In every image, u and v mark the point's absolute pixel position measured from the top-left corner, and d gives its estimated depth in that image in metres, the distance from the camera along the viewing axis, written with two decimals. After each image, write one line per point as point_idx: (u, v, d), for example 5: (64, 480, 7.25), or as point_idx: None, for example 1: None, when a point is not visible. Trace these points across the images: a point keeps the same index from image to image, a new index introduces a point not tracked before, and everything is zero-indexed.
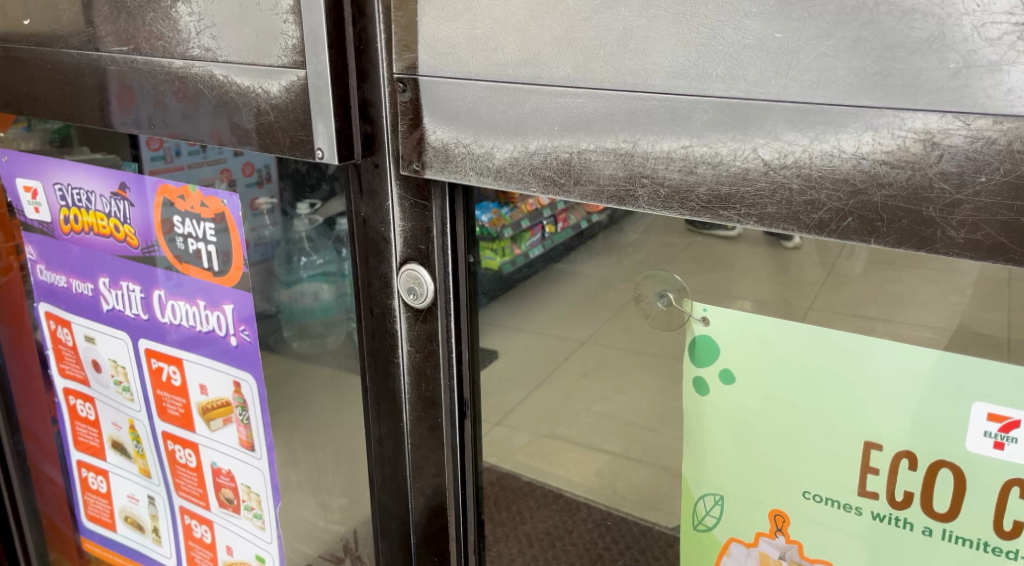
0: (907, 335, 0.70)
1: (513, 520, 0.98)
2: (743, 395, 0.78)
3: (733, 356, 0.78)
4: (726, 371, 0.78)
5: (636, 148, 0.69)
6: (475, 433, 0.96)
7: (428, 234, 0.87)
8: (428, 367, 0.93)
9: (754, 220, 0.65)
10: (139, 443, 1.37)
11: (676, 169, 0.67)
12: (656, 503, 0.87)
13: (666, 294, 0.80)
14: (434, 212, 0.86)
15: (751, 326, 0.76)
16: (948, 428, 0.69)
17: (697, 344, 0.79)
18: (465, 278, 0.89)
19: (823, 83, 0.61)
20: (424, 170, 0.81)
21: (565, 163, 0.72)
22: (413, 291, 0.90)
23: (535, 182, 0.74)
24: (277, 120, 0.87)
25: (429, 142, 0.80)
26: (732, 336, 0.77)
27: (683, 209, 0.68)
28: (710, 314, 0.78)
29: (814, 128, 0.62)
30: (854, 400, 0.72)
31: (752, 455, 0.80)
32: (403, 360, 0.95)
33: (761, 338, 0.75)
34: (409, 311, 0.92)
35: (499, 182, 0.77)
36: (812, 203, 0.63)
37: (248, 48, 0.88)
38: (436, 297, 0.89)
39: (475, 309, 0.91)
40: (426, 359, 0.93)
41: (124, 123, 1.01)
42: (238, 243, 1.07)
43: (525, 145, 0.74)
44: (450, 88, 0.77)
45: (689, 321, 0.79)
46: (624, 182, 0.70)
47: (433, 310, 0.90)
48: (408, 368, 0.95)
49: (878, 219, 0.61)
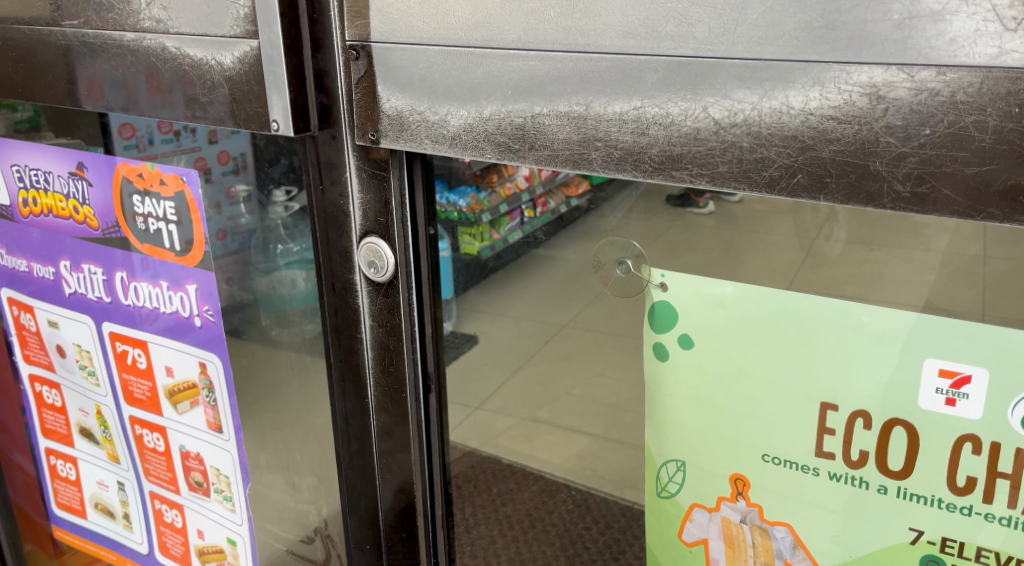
0: (882, 311, 0.69)
1: (494, 502, 0.97)
2: (702, 360, 0.78)
3: (693, 322, 0.77)
4: (685, 337, 0.78)
5: (589, 110, 0.68)
6: (441, 407, 0.95)
7: (387, 206, 0.86)
8: (392, 342, 0.92)
9: (706, 180, 0.66)
10: (106, 428, 1.35)
11: (629, 131, 0.67)
12: (635, 483, 0.87)
13: (624, 261, 0.80)
14: (392, 182, 0.85)
15: (708, 291, 0.76)
16: (904, 387, 0.69)
17: (656, 310, 0.79)
18: (426, 249, 0.88)
19: (771, 38, 0.60)
20: (380, 140, 0.81)
21: (519, 129, 0.72)
22: (373, 265, 0.89)
23: (490, 148, 0.74)
24: (231, 92, 0.87)
25: (383, 111, 0.79)
26: (689, 302, 0.77)
27: (637, 171, 0.68)
28: (669, 280, 0.77)
29: (763, 84, 0.61)
30: (812, 361, 0.72)
31: (714, 421, 0.80)
32: (366, 336, 0.93)
33: (717, 303, 0.75)
34: (370, 286, 0.91)
35: (455, 150, 0.76)
36: (762, 161, 0.63)
37: (199, 19, 0.86)
38: (396, 270, 0.88)
39: (437, 284, 0.90)
40: (390, 334, 0.91)
41: (80, 98, 0.99)
42: (201, 237, 1.06)
43: (479, 110, 0.73)
44: (403, 54, 0.76)
45: (648, 288, 0.79)
46: (578, 146, 0.70)
47: (394, 284, 0.89)
48: (371, 344, 0.93)
49: (826, 175, 0.61)
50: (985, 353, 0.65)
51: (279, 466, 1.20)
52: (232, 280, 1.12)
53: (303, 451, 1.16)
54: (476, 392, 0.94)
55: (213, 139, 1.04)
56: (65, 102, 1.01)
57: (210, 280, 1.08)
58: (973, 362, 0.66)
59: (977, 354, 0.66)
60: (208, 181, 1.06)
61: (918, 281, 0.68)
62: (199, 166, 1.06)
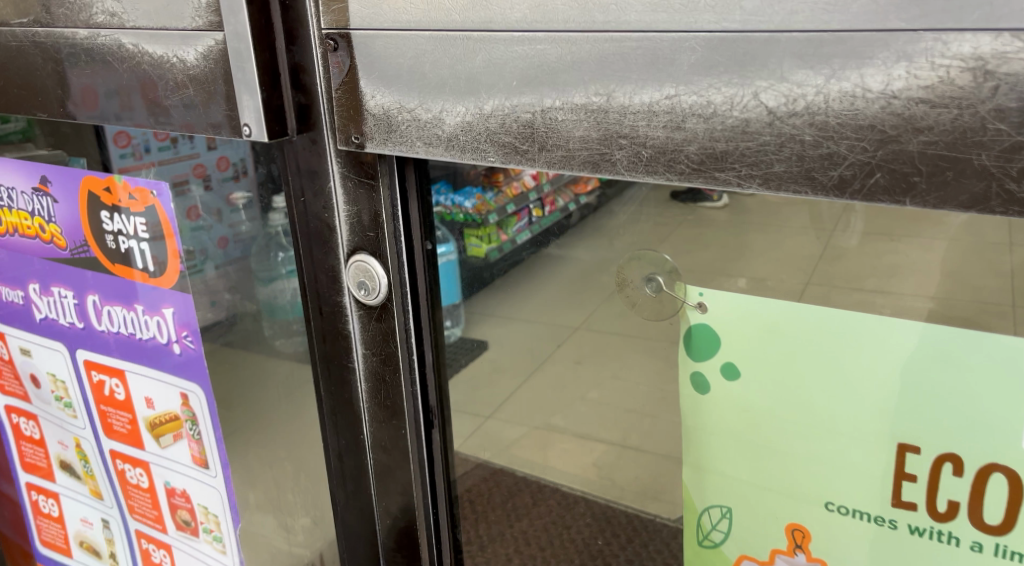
0: (905, 310, 0.59)
1: (508, 517, 0.85)
2: (750, 393, 0.67)
3: (738, 349, 0.66)
4: (729, 366, 0.67)
5: (611, 101, 0.57)
6: (445, 445, 0.84)
7: (377, 219, 0.75)
8: (388, 373, 0.80)
9: (758, 182, 0.54)
10: (87, 463, 1.24)
11: (661, 125, 0.56)
12: (657, 493, 0.75)
13: (654, 277, 0.68)
14: (382, 193, 0.74)
15: (755, 312, 0.64)
16: (941, 416, 0.59)
17: (694, 334, 0.68)
18: (423, 268, 0.77)
19: (841, 3, 0.49)
20: (365, 144, 0.70)
21: (527, 126, 0.60)
22: (364, 286, 0.77)
23: (493, 150, 0.63)
24: (196, 93, 0.76)
25: (368, 110, 0.68)
26: (733, 325, 0.65)
27: (670, 173, 0.56)
28: (708, 298, 0.66)
29: (830, 62, 0.50)
30: (886, 396, 0.61)
31: (766, 463, 0.68)
32: (359, 365, 0.82)
33: (768, 326, 0.64)
34: (361, 310, 0.79)
35: (452, 153, 0.65)
36: (829, 157, 0.52)
37: (157, 11, 0.75)
38: (391, 291, 0.77)
39: (438, 305, 0.79)
40: (386, 364, 0.80)
41: (69, 107, 0.85)
42: (176, 252, 0.95)
43: (479, 106, 0.62)
44: (388, 41, 0.65)
45: (683, 309, 0.68)
46: (599, 145, 0.58)
47: (388, 307, 0.78)
48: (365, 374, 0.82)
49: (913, 173, 0.50)
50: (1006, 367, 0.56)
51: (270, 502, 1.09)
52: (234, 289, 1.07)
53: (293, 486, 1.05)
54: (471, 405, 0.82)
55: (212, 145, 0.99)
56: (53, 112, 0.87)
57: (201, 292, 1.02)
58: (999, 380, 0.57)
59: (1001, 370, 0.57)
60: (209, 189, 1.03)
61: (983, 287, 0.57)
62: (197, 173, 1.02)
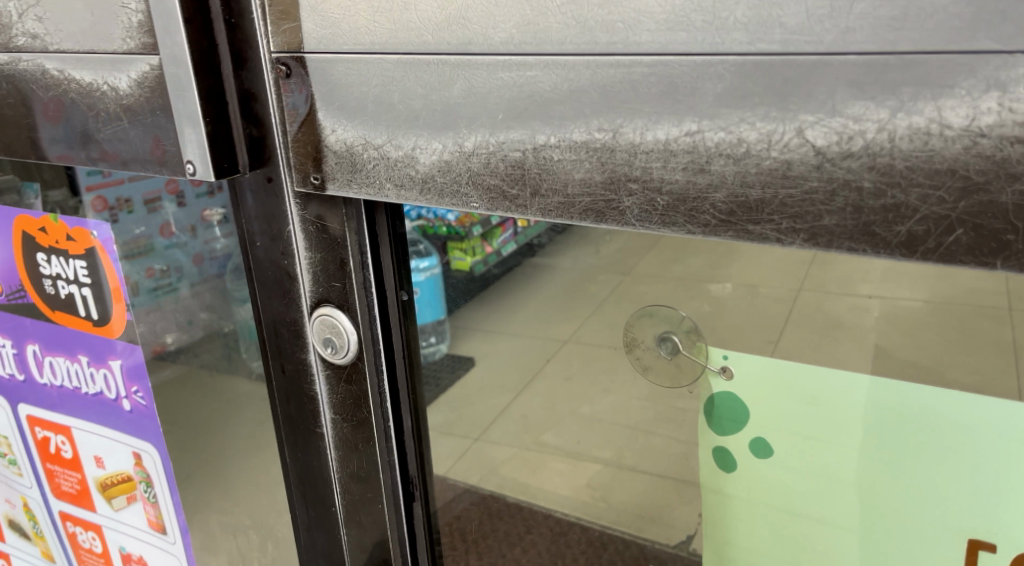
0: (984, 379, 0.49)
1: (493, 552, 0.73)
2: (786, 473, 0.58)
3: (773, 424, 0.57)
4: (762, 442, 0.58)
5: (619, 138, 0.48)
6: (429, 520, 0.73)
7: (343, 268, 0.65)
8: (361, 441, 0.71)
9: (803, 237, 0.45)
10: (37, 523, 1.13)
11: (679, 167, 0.47)
12: (655, 516, 0.64)
13: (669, 337, 0.58)
14: (349, 239, 0.64)
15: (795, 384, 0.55)
16: (902, 488, 0.54)
17: (719, 405, 0.58)
18: (399, 322, 0.67)
19: (914, 20, 0.41)
20: (326, 184, 0.61)
21: (517, 166, 0.52)
22: (330, 344, 0.68)
23: (477, 194, 0.54)
24: (131, 126, 0.65)
25: (328, 145, 0.59)
26: (768, 397, 0.56)
27: (692, 225, 0.48)
28: (733, 363, 0.57)
29: (898, 91, 0.42)
30: (957, 486, 0.52)
31: (806, 551, 0.59)
32: (326, 429, 0.72)
33: (809, 400, 0.55)
34: (329, 370, 0.70)
35: (427, 197, 0.56)
36: (895, 208, 0.43)
37: (83, 32, 0.65)
38: (362, 348, 0.67)
39: (417, 364, 0.69)
40: (358, 430, 0.70)
41: (33, 123, 0.71)
42: (116, 283, 0.85)
43: (458, 142, 0.53)
44: (348, 66, 0.56)
45: (706, 374, 0.58)
46: (604, 190, 0.49)
47: (358, 366, 0.68)
48: (334, 440, 0.72)
49: (1006, 229, 0.41)
50: (990, 436, 0.50)
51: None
52: (213, 309, 0.95)
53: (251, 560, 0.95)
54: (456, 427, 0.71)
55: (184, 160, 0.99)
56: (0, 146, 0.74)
57: (169, 312, 0.96)
58: None
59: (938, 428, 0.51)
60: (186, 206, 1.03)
61: None
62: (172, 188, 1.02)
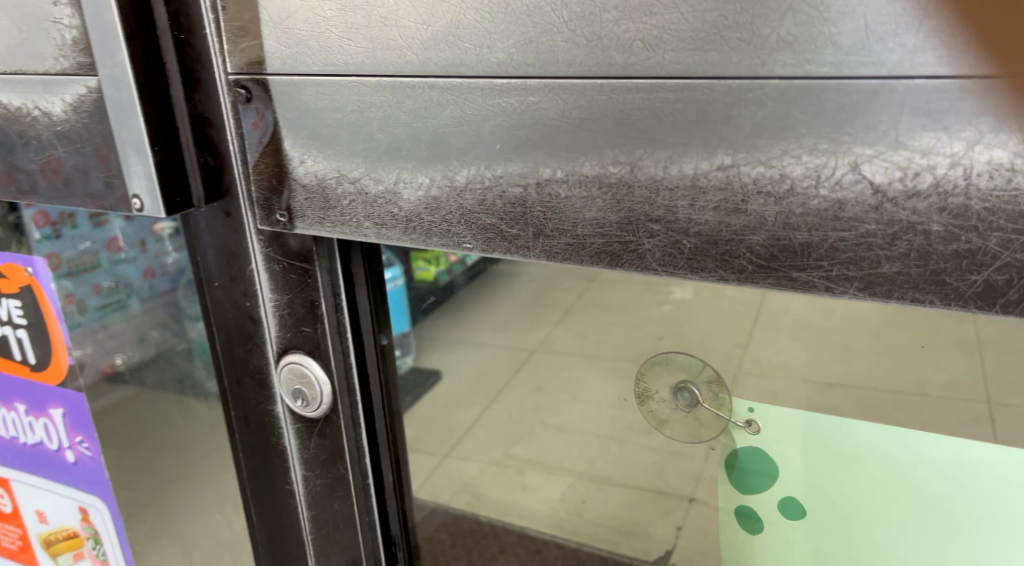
0: None
1: None
2: (820, 537, 0.52)
3: (808, 482, 0.51)
4: (792, 502, 0.52)
5: (639, 174, 0.45)
6: None
7: (314, 310, 0.59)
8: (336, 499, 0.64)
9: (857, 284, 0.42)
10: None
11: (710, 206, 0.44)
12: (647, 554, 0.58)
13: (687, 389, 0.53)
14: (320, 280, 0.57)
15: (833, 436, 0.50)
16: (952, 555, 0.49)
17: (742, 458, 0.53)
18: (376, 368, 0.61)
19: (993, 42, 0.37)
20: (294, 223, 0.54)
21: (520, 204, 0.47)
22: (301, 396, 0.61)
23: (471, 234, 0.49)
24: (66, 154, 0.57)
25: (298, 179, 0.53)
26: (803, 453, 0.51)
27: (721, 270, 0.44)
28: (760, 416, 0.52)
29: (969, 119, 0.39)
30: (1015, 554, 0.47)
31: None
32: (297, 487, 0.65)
33: (850, 454, 0.50)
34: (299, 422, 0.63)
35: (411, 237, 0.51)
36: (965, 252, 0.40)
37: (9, 49, 0.57)
38: (336, 399, 0.61)
39: (396, 411, 0.63)
40: (332, 487, 0.64)
41: None
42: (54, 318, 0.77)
43: (450, 176, 0.49)
44: (318, 92, 0.51)
45: (728, 428, 0.53)
46: (620, 231, 0.46)
47: (332, 418, 0.61)
48: (305, 499, 0.65)
49: None
50: None
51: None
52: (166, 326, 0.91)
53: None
54: (424, 442, 0.64)
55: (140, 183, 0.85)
56: None
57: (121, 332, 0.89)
58: None
59: (864, 486, 0.50)
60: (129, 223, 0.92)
61: None
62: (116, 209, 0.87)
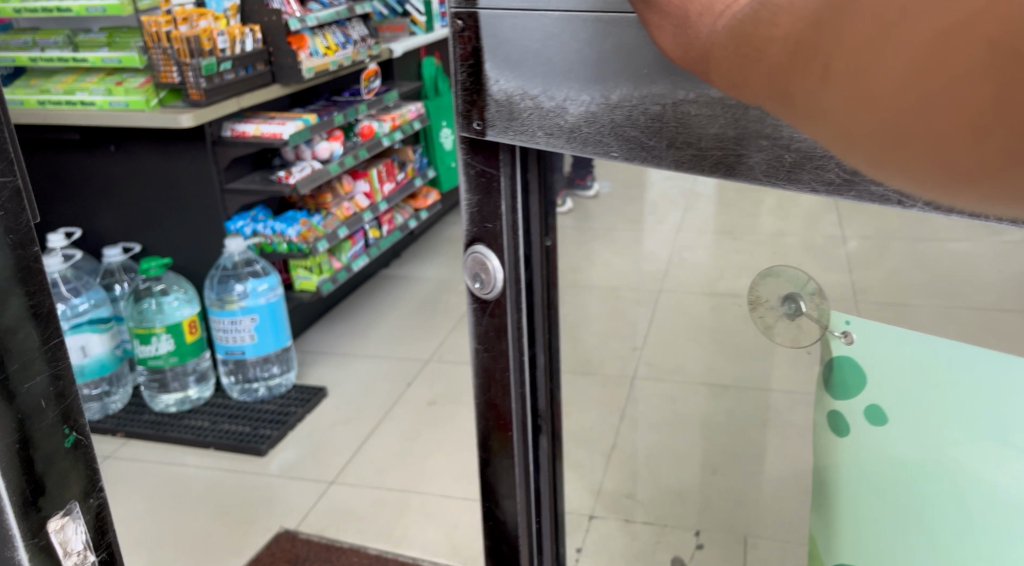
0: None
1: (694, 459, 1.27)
2: (888, 435, 1.12)
3: (877, 397, 1.11)
4: (874, 409, 1.12)
5: (742, 110, 0.95)
6: (543, 375, 1.47)
7: (495, 213, 1.36)
8: (522, 315, 1.42)
9: (821, 184, 0.93)
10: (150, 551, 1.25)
11: (767, 127, 0.94)
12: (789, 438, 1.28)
13: (792, 302, 1.16)
14: (503, 181, 1.33)
15: (893, 356, 1.07)
16: None
17: (846, 368, 1.13)
18: (541, 264, 1.40)
19: None
20: (485, 127, 1.22)
21: (653, 115, 1.04)
22: (481, 280, 1.41)
23: (616, 145, 1.09)
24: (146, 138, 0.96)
25: (494, 99, 1.19)
26: (885, 364, 1.08)
27: (781, 177, 0.96)
28: (850, 326, 1.10)
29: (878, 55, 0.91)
30: None
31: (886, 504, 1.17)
32: (537, 297, 1.41)
33: (916, 364, 1.05)
34: (479, 301, 1.44)
35: (573, 141, 1.13)
36: (819, 167, 0.92)
37: None
38: (502, 287, 1.40)
39: (544, 276, 1.41)
40: (497, 322, 1.43)
41: None
42: None
43: (606, 97, 1.07)
44: (515, 23, 1.12)
45: (827, 336, 1.14)
46: (732, 142, 0.98)
47: (498, 299, 1.42)
48: (538, 302, 1.42)
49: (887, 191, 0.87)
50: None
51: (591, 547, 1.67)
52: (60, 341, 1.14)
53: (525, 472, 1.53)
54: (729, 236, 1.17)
55: None
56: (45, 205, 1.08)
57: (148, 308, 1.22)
58: None
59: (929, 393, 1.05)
60: None
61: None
62: None
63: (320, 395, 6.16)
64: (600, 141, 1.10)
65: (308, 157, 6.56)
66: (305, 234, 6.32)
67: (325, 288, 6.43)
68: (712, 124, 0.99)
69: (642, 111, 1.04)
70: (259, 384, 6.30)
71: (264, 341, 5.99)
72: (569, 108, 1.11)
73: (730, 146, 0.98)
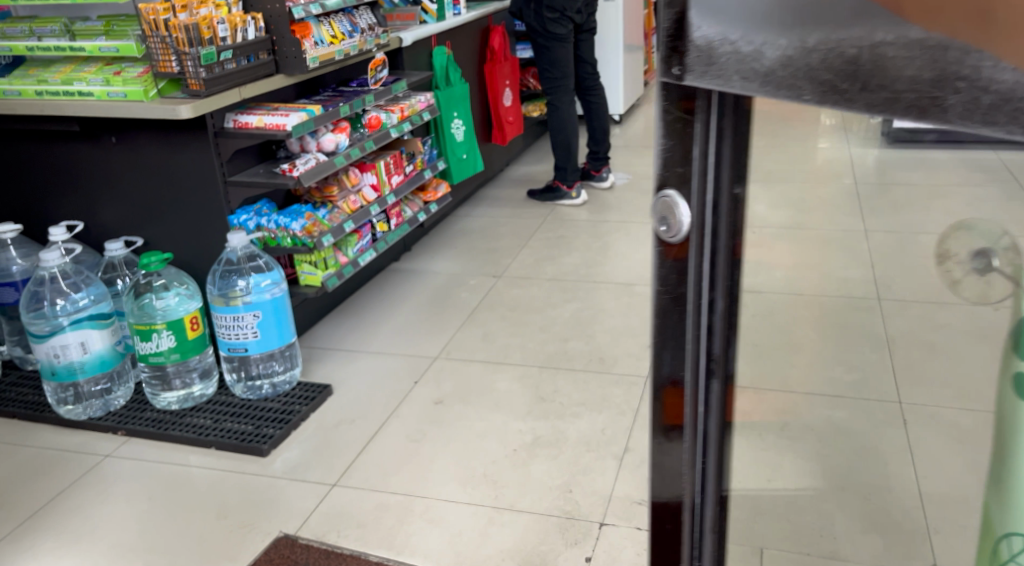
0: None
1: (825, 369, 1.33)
2: None
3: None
4: None
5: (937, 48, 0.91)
6: (720, 394, 1.42)
7: (684, 157, 1.29)
8: (703, 289, 1.34)
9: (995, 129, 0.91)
10: None
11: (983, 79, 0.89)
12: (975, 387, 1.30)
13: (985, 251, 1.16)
14: (698, 125, 1.25)
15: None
16: None
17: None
18: (725, 227, 1.29)
19: None
20: (684, 72, 1.23)
21: (845, 60, 1.00)
22: (666, 225, 1.35)
23: (808, 90, 1.06)
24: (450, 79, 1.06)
25: (697, 43, 1.19)
26: None
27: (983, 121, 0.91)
28: None
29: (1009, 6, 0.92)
30: None
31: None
32: (717, 281, 1.33)
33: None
34: (667, 242, 1.36)
35: (761, 84, 1.12)
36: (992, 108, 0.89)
37: None
38: (687, 232, 1.32)
39: (734, 216, 1.28)
40: (683, 288, 1.36)
41: None
42: None
43: (798, 41, 1.05)
44: None
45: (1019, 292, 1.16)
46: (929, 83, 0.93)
47: (684, 242, 1.33)
48: (715, 277, 1.32)
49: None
50: None
51: (745, 530, 1.60)
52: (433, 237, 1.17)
53: (682, 448, 1.50)
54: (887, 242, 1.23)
55: None
56: None
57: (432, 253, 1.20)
58: None
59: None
60: None
61: None
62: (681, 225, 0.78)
63: (324, 394, 6.09)
64: (792, 86, 1.08)
65: (314, 148, 6.42)
66: (311, 228, 6.19)
67: (331, 284, 6.35)
68: (909, 66, 0.94)
69: (839, 54, 1.01)
70: (263, 381, 6.17)
71: (268, 337, 5.88)
72: (767, 52, 1.09)
73: (926, 89, 0.94)
